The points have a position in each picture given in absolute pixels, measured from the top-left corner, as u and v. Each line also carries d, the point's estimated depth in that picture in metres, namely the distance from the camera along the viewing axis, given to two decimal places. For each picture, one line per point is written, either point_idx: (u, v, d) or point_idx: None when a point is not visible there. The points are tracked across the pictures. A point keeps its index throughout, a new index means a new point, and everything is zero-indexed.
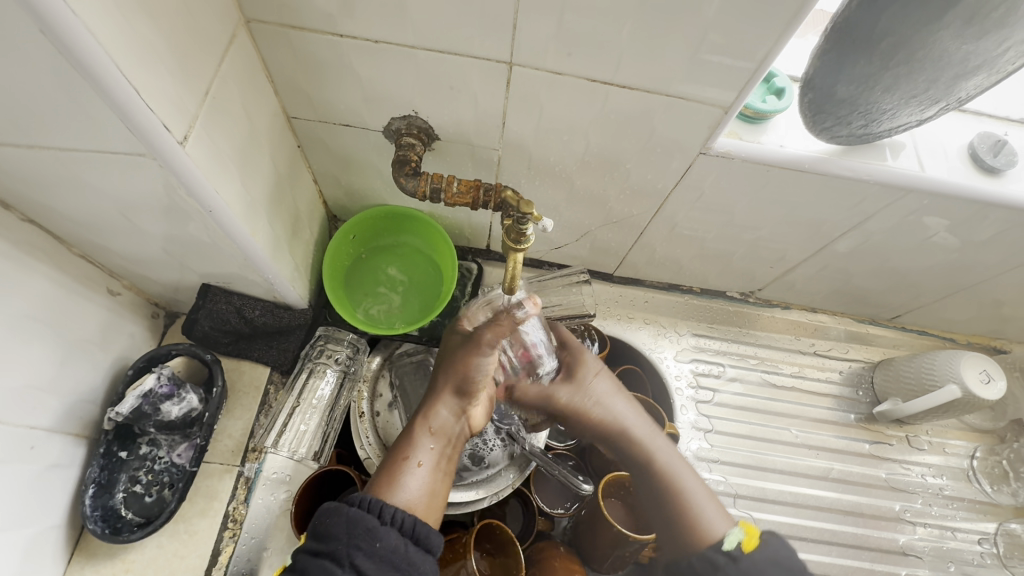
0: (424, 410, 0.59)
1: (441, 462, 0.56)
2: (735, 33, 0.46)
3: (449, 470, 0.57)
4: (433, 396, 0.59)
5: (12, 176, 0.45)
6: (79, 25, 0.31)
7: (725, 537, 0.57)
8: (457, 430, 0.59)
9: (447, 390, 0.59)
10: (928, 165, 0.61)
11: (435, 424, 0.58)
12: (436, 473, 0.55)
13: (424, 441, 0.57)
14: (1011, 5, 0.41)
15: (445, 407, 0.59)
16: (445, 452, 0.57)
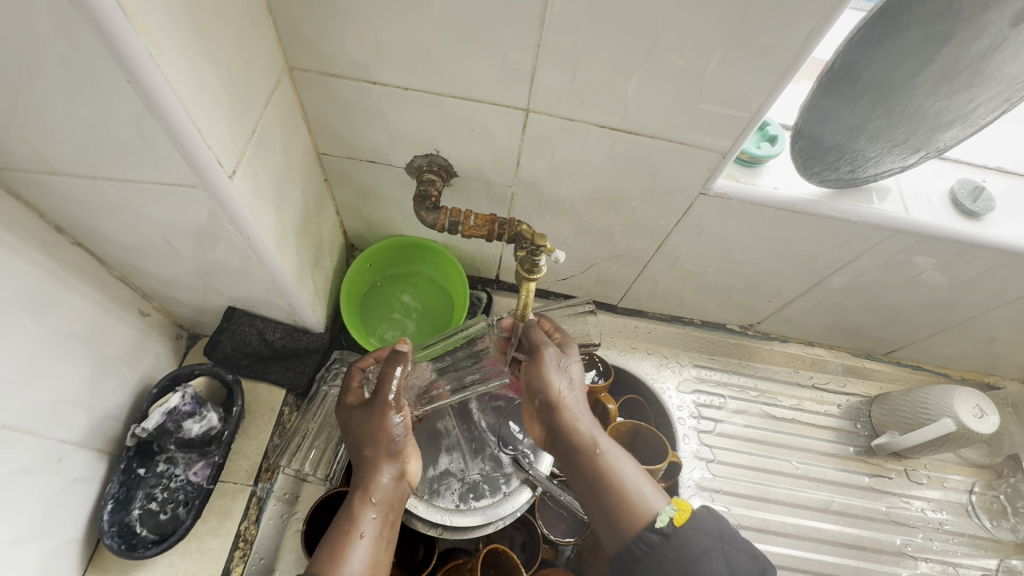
0: (363, 482, 0.58)
1: (383, 530, 0.56)
2: (730, 87, 0.51)
3: (391, 534, 0.58)
4: (369, 467, 0.59)
5: (70, 203, 0.50)
6: (160, 75, 0.36)
7: (656, 519, 0.54)
8: (397, 493, 0.60)
9: (377, 447, 0.59)
10: (913, 208, 0.65)
11: (376, 490, 0.58)
12: (379, 541, 0.56)
13: (366, 510, 0.56)
14: (976, 68, 0.47)
15: (382, 474, 0.59)
16: (388, 520, 0.57)
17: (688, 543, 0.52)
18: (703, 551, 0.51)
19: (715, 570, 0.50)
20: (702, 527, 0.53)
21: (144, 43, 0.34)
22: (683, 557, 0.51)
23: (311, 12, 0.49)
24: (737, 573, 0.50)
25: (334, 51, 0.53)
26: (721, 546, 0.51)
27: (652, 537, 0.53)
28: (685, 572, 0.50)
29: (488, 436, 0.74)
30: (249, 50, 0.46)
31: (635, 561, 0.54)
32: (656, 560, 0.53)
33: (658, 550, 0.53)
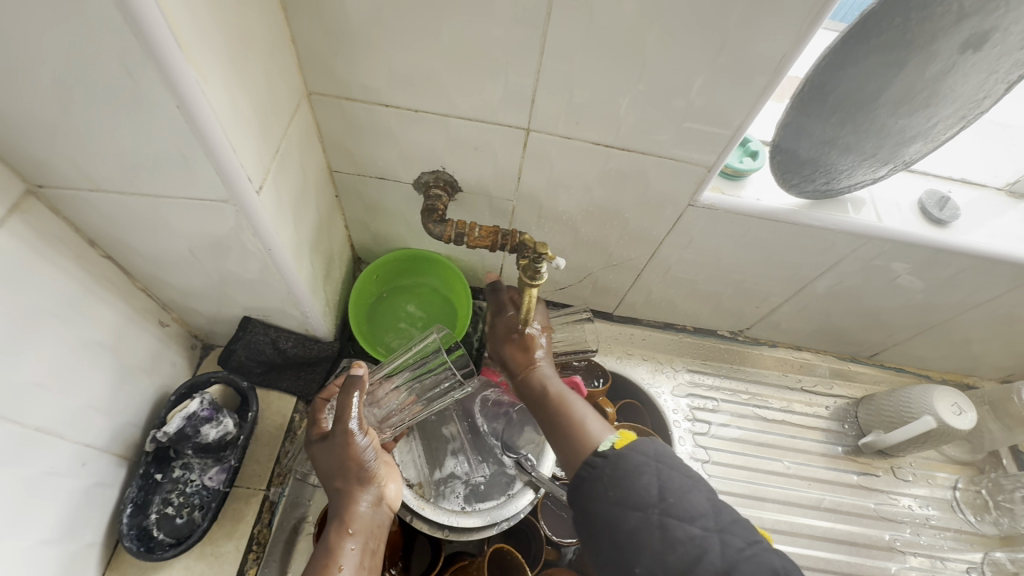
0: (339, 514, 0.58)
1: (365, 559, 0.55)
2: (713, 108, 0.56)
3: (375, 563, 0.56)
4: (344, 498, 0.58)
5: (105, 218, 0.53)
6: (205, 101, 0.40)
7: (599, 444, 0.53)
8: (378, 519, 0.59)
9: (347, 474, 0.59)
10: (886, 217, 0.70)
11: (354, 520, 0.57)
12: (361, 572, 0.54)
13: (345, 542, 0.55)
14: (931, 89, 0.53)
15: (360, 502, 0.58)
16: (368, 548, 0.56)
17: (623, 454, 0.51)
18: (637, 464, 0.49)
19: (646, 481, 0.48)
20: (637, 444, 0.51)
21: (193, 72, 0.39)
22: (617, 470, 0.50)
23: (330, 42, 0.54)
24: (672, 486, 0.48)
25: (350, 77, 0.58)
26: (654, 461, 0.49)
27: (591, 456, 0.52)
28: (619, 483, 0.49)
29: (491, 440, 0.77)
30: (273, 78, 0.51)
31: (577, 482, 0.53)
32: (594, 477, 0.51)
33: (596, 465, 0.51)
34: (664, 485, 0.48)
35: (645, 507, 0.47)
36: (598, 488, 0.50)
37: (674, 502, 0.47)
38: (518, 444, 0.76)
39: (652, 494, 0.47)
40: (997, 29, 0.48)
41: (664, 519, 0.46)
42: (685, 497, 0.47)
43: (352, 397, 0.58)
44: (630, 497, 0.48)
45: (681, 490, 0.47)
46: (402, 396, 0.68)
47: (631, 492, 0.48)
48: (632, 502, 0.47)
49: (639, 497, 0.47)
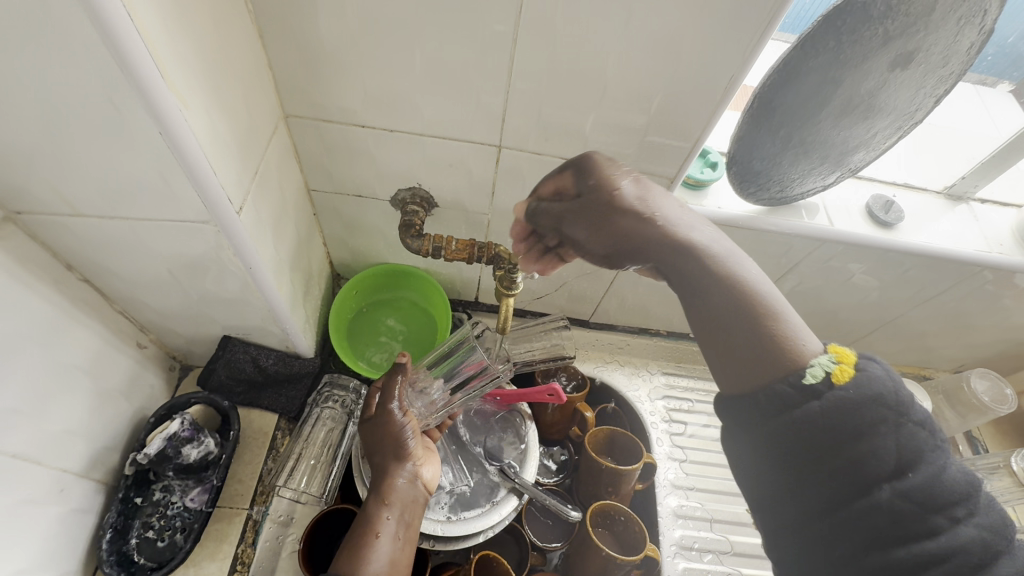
0: (377, 487, 0.60)
1: (401, 530, 0.57)
2: (672, 123, 0.60)
3: (409, 538, 0.58)
4: (382, 473, 0.61)
5: (83, 242, 0.54)
6: (186, 127, 0.42)
7: (807, 369, 0.41)
8: (414, 495, 0.61)
9: (388, 450, 0.62)
10: (836, 220, 0.75)
11: (391, 493, 0.59)
12: (396, 542, 0.56)
13: (383, 512, 0.58)
14: (867, 103, 0.58)
15: (397, 477, 0.60)
16: (403, 520, 0.58)
17: (851, 405, 0.39)
18: (872, 426, 0.38)
19: (885, 446, 0.38)
20: (873, 392, 0.39)
21: (175, 101, 0.40)
22: (848, 424, 0.39)
23: (307, 65, 0.56)
24: (912, 453, 0.38)
25: (326, 99, 0.60)
26: (895, 418, 0.39)
27: (786, 387, 0.41)
28: (846, 444, 0.38)
29: (474, 450, 0.78)
30: (251, 102, 0.53)
31: (772, 414, 0.41)
32: (804, 421, 0.40)
33: (804, 409, 0.40)
34: (904, 452, 0.38)
35: (871, 478, 0.38)
36: (811, 439, 0.39)
37: (917, 479, 0.37)
38: (500, 452, 0.78)
39: (885, 463, 0.38)
40: (921, 49, 0.53)
41: (898, 499, 0.37)
42: (932, 471, 0.37)
43: (395, 380, 0.65)
44: (852, 461, 0.38)
45: (929, 461, 0.38)
46: (439, 388, 0.68)
47: (863, 458, 0.38)
48: (857, 471, 0.38)
49: (869, 466, 0.38)
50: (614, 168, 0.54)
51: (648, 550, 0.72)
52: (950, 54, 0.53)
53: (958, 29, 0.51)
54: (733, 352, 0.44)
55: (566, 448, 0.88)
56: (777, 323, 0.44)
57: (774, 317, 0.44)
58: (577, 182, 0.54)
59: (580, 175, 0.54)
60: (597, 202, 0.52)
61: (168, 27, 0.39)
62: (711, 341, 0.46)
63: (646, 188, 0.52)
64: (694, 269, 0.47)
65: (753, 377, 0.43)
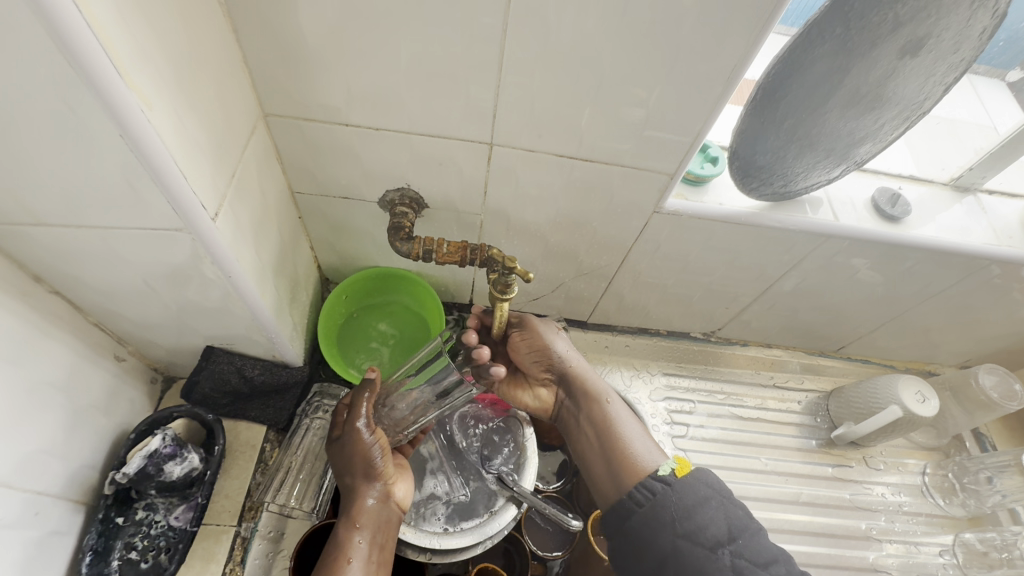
0: (347, 510, 0.60)
1: (373, 553, 0.58)
2: (673, 117, 0.57)
3: (382, 558, 0.58)
4: (351, 494, 0.60)
5: (50, 253, 0.51)
6: (149, 127, 0.39)
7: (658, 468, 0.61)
8: (385, 515, 0.61)
9: (356, 472, 0.61)
10: (842, 216, 0.73)
11: (360, 516, 0.59)
12: (367, 566, 0.57)
13: (353, 536, 0.58)
14: (874, 94, 0.55)
15: (366, 499, 0.60)
16: (375, 542, 0.58)
17: (689, 486, 0.59)
18: (705, 501, 0.58)
19: (715, 519, 0.57)
20: (703, 478, 0.60)
21: (135, 100, 0.37)
22: (687, 503, 0.57)
23: (285, 61, 0.53)
24: (737, 525, 0.56)
25: (308, 97, 0.57)
26: (719, 498, 0.58)
27: (654, 483, 0.60)
28: (689, 519, 0.56)
29: (470, 457, 0.75)
30: (226, 101, 0.50)
31: (635, 507, 0.59)
32: (658, 505, 0.58)
33: (662, 496, 0.58)
34: (731, 525, 0.56)
35: (714, 543, 0.55)
36: (667, 520, 0.57)
37: (743, 542, 0.55)
38: (497, 458, 0.74)
39: (718, 531, 0.56)
40: (932, 35, 0.50)
41: (733, 558, 0.54)
42: (750, 538, 0.56)
43: (363, 397, 0.64)
44: (696, 531, 0.56)
45: (747, 530, 0.56)
46: (414, 397, 0.64)
47: (701, 528, 0.56)
48: (700, 538, 0.55)
49: (708, 535, 0.55)
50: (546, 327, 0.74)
51: None
52: (961, 40, 0.51)
53: (972, 13, 0.48)
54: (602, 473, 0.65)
55: (566, 452, 0.85)
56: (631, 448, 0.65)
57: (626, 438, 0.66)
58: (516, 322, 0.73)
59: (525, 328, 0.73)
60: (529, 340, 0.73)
61: (128, 20, 0.36)
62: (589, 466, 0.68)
63: (552, 340, 0.73)
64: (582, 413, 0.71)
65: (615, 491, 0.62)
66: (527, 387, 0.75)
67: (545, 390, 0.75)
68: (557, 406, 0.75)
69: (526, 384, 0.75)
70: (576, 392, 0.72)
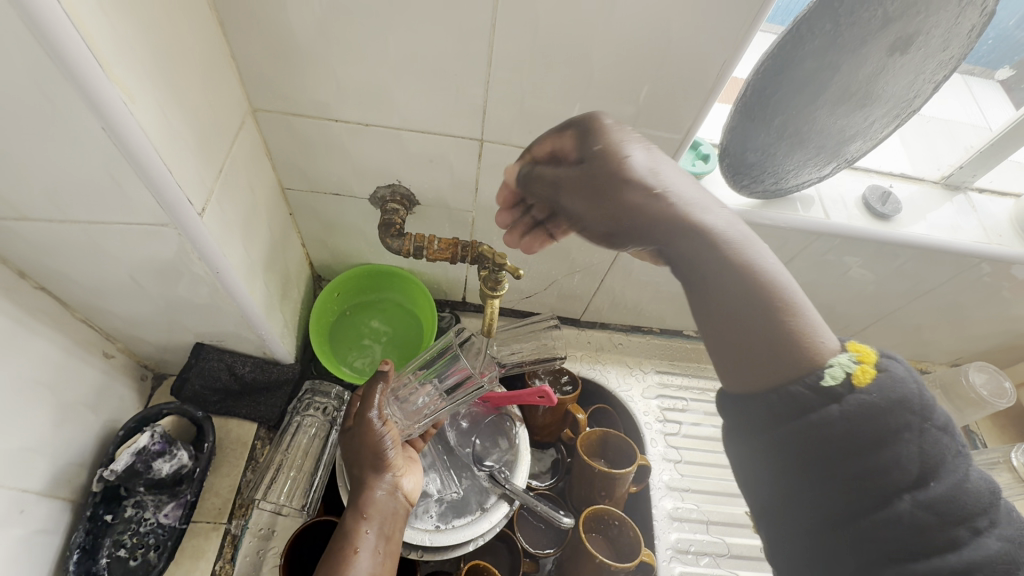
0: (354, 501, 0.59)
1: (381, 544, 0.57)
2: (663, 113, 0.57)
3: (390, 550, 0.58)
4: (359, 486, 0.60)
5: (35, 248, 0.50)
6: (133, 120, 0.39)
7: (824, 369, 0.39)
8: (393, 507, 0.60)
9: (366, 463, 0.61)
10: (832, 214, 0.73)
11: (369, 507, 0.59)
12: (376, 557, 0.56)
13: (361, 526, 0.57)
14: (865, 90, 0.55)
15: (375, 490, 0.60)
16: (383, 533, 0.58)
17: (874, 409, 0.36)
18: (896, 432, 0.36)
19: (907, 453, 0.36)
20: (899, 395, 0.37)
21: (119, 93, 0.37)
22: (868, 427, 0.36)
23: (272, 55, 0.53)
24: (934, 460, 0.36)
25: (297, 92, 0.56)
26: (919, 424, 0.36)
27: (805, 390, 0.39)
28: (866, 453, 0.36)
29: (464, 454, 0.75)
30: (211, 93, 0.49)
31: (780, 418, 0.39)
32: (818, 427, 0.37)
33: (821, 413, 0.38)
34: (930, 462, 0.36)
35: (893, 488, 0.36)
36: (823, 447, 0.37)
37: (938, 487, 0.35)
38: (490, 453, 0.74)
39: (906, 473, 0.36)
40: (921, 32, 0.50)
41: (917, 509, 0.35)
42: (954, 480, 0.35)
43: (376, 388, 0.64)
44: (872, 469, 0.36)
45: (950, 469, 0.36)
46: (427, 391, 0.66)
47: (883, 465, 0.36)
48: (874, 480, 0.36)
49: (892, 474, 0.36)
50: (621, 132, 0.45)
51: (643, 557, 0.70)
52: (949, 38, 0.51)
53: (960, 11, 0.48)
54: (751, 355, 0.41)
55: (558, 450, 0.86)
56: (795, 319, 0.40)
57: (790, 312, 0.41)
58: (578, 146, 0.45)
59: (582, 138, 0.45)
60: (596, 176, 0.43)
61: (109, 12, 0.35)
62: (726, 344, 0.42)
63: (642, 161, 0.43)
64: (713, 266, 0.42)
65: (764, 375, 0.40)
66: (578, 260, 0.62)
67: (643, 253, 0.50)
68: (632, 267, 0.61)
69: None
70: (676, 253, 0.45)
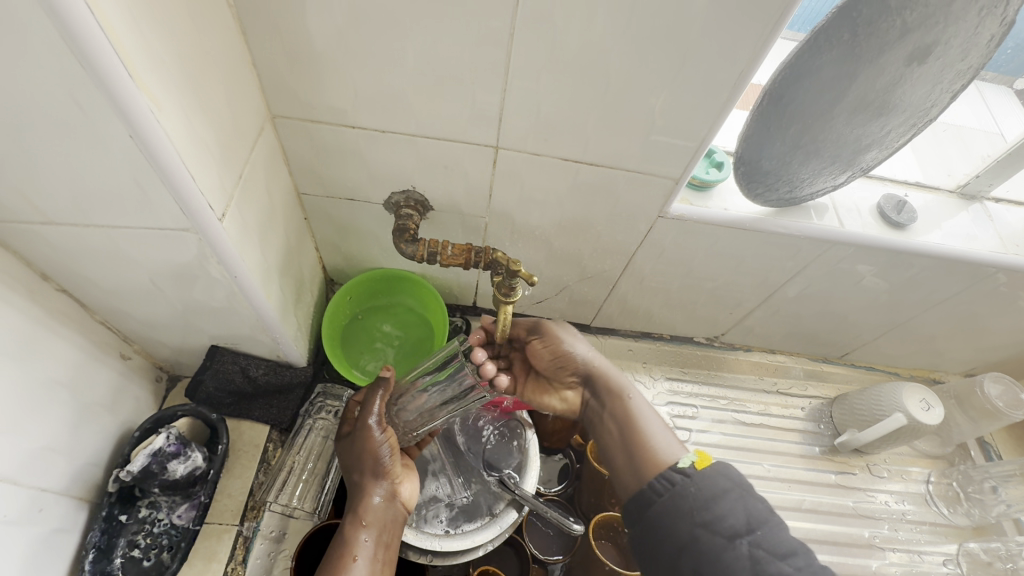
0: (353, 508, 0.60)
1: (379, 551, 0.58)
2: (680, 121, 0.57)
3: (388, 557, 0.58)
4: (359, 493, 0.61)
5: (59, 251, 0.51)
6: (158, 127, 0.39)
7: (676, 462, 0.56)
8: (392, 514, 0.61)
9: (364, 471, 0.61)
10: (847, 222, 0.72)
11: (368, 514, 0.59)
12: (374, 564, 0.57)
13: (359, 533, 0.58)
14: (882, 100, 0.55)
15: (374, 496, 0.60)
16: (381, 540, 0.58)
17: (708, 477, 0.53)
18: (724, 492, 0.52)
19: (734, 510, 0.51)
20: (723, 470, 0.54)
21: (146, 102, 0.38)
22: (706, 494, 0.52)
23: (293, 64, 0.53)
24: (759, 515, 0.51)
25: (315, 99, 0.57)
26: (739, 491, 0.53)
27: (667, 474, 0.55)
28: (707, 508, 0.51)
29: (473, 459, 0.75)
30: (233, 101, 0.50)
31: (654, 497, 0.54)
32: (677, 495, 0.53)
33: (680, 484, 0.54)
34: (753, 516, 0.51)
35: (732, 533, 0.49)
36: (682, 511, 0.52)
37: (762, 534, 0.49)
38: (499, 461, 0.74)
39: (739, 521, 0.50)
40: (940, 42, 0.50)
41: (752, 549, 0.48)
42: (772, 530, 0.50)
43: (376, 395, 0.65)
44: (716, 518, 0.50)
45: (769, 521, 0.50)
46: (424, 400, 0.63)
47: (720, 517, 0.50)
48: (720, 527, 0.50)
49: (727, 525, 0.50)
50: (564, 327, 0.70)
51: None
52: (969, 48, 0.51)
53: (980, 21, 0.48)
54: (625, 467, 0.60)
55: (567, 456, 0.85)
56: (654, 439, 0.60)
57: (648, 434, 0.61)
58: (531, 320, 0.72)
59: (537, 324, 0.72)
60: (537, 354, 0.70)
61: (140, 23, 0.36)
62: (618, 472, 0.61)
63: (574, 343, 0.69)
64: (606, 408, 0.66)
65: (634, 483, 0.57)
66: (552, 391, 0.71)
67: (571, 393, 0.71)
68: (584, 407, 0.71)
69: (550, 389, 0.71)
70: (599, 390, 0.69)
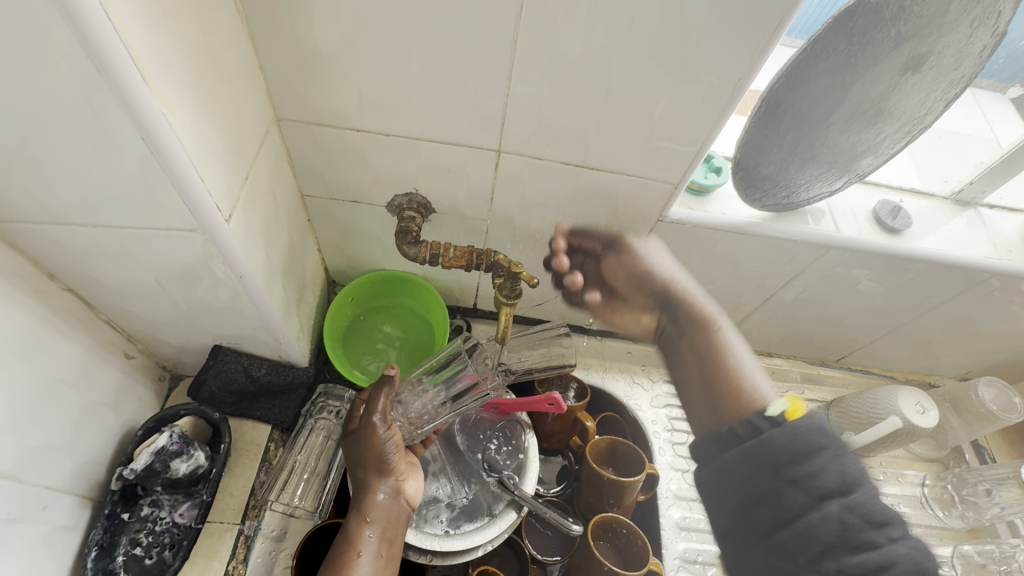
0: (357, 505, 0.60)
1: (383, 547, 0.58)
2: (678, 126, 0.58)
3: (392, 553, 0.59)
4: (363, 490, 0.61)
5: (67, 251, 0.52)
6: (169, 129, 0.40)
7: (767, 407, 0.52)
8: (395, 510, 0.61)
9: (369, 467, 0.62)
10: (843, 227, 0.73)
11: (372, 511, 0.60)
12: (378, 560, 0.57)
13: (364, 530, 0.58)
14: (877, 107, 0.56)
15: (378, 493, 0.61)
16: (385, 537, 0.59)
17: (800, 432, 0.49)
18: (818, 449, 0.48)
19: (828, 467, 0.47)
20: (817, 424, 0.50)
21: (158, 104, 0.38)
22: (795, 448, 0.48)
23: (299, 68, 0.54)
24: (852, 479, 0.46)
25: (321, 103, 0.58)
26: (834, 449, 0.48)
27: (754, 421, 0.51)
28: (797, 463, 0.47)
29: (473, 461, 0.76)
30: (240, 103, 0.51)
31: (734, 443, 0.51)
32: (761, 445, 0.49)
33: (768, 435, 0.49)
34: (847, 477, 0.46)
35: (822, 494, 0.45)
36: (764, 465, 0.48)
37: (858, 497, 0.45)
38: (498, 461, 0.75)
39: (832, 482, 0.46)
40: (934, 51, 0.51)
41: (843, 512, 0.44)
42: (869, 496, 0.45)
43: (381, 392, 0.65)
44: (805, 475, 0.46)
45: (865, 487, 0.46)
46: (429, 398, 0.66)
47: (812, 474, 0.46)
48: (809, 484, 0.46)
49: (819, 483, 0.46)
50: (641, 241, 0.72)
51: (651, 565, 0.69)
52: (962, 57, 0.52)
53: (972, 31, 0.50)
54: (705, 403, 0.59)
55: (567, 457, 0.85)
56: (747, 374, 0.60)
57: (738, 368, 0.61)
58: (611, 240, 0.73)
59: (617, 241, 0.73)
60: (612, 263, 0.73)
61: (152, 27, 0.37)
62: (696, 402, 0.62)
63: (654, 261, 0.72)
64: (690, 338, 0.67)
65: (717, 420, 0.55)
66: (630, 313, 0.74)
67: (647, 316, 0.73)
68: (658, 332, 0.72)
69: (626, 309, 0.74)
70: (682, 319, 0.69)
